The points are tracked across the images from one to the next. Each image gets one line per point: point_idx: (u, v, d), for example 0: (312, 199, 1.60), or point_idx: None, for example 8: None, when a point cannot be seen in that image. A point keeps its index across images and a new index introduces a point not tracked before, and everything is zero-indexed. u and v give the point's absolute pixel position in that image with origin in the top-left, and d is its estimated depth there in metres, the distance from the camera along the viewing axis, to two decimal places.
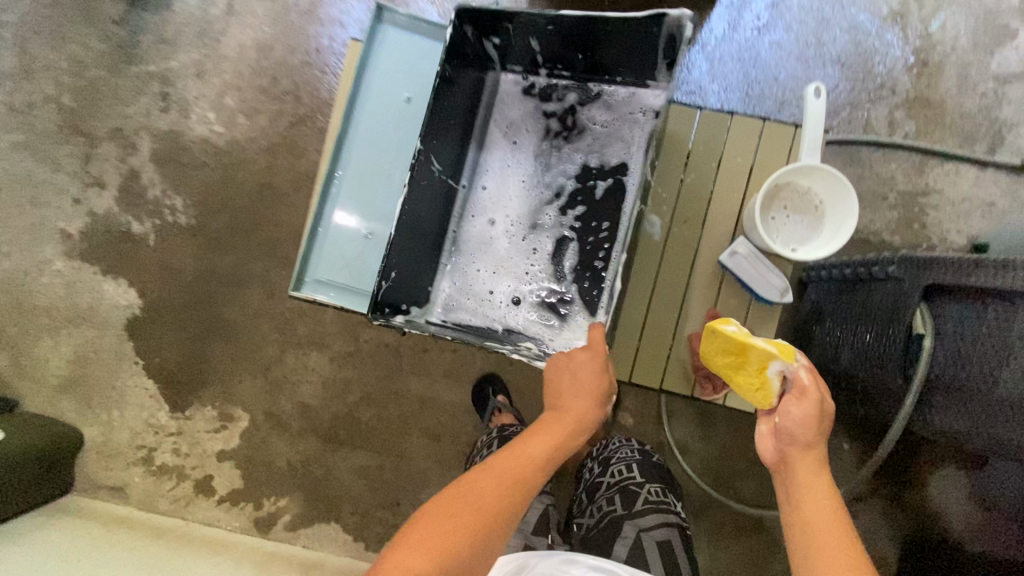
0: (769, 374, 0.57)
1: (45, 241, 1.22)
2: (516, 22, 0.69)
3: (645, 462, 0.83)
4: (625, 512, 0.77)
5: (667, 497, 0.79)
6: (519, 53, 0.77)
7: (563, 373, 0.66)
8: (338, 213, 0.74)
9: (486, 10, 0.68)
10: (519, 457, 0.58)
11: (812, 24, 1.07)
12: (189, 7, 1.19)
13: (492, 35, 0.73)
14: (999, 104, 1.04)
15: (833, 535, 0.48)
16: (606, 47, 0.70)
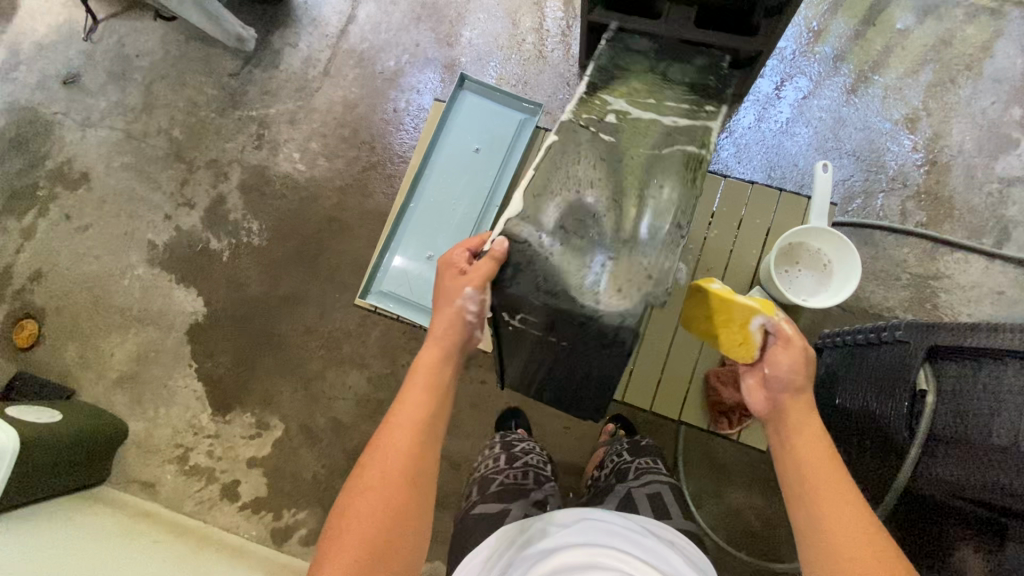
0: (752, 328, 0.65)
1: (133, 249, 1.38)
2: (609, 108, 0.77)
3: (635, 447, 0.92)
4: (619, 483, 0.84)
5: (657, 466, 0.86)
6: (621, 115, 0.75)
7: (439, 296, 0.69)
8: (406, 238, 0.86)
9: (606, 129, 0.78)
10: (410, 399, 0.65)
11: (830, 121, 1.21)
12: (293, 67, 1.42)
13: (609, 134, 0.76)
14: (1003, 203, 1.14)
15: (822, 469, 0.58)
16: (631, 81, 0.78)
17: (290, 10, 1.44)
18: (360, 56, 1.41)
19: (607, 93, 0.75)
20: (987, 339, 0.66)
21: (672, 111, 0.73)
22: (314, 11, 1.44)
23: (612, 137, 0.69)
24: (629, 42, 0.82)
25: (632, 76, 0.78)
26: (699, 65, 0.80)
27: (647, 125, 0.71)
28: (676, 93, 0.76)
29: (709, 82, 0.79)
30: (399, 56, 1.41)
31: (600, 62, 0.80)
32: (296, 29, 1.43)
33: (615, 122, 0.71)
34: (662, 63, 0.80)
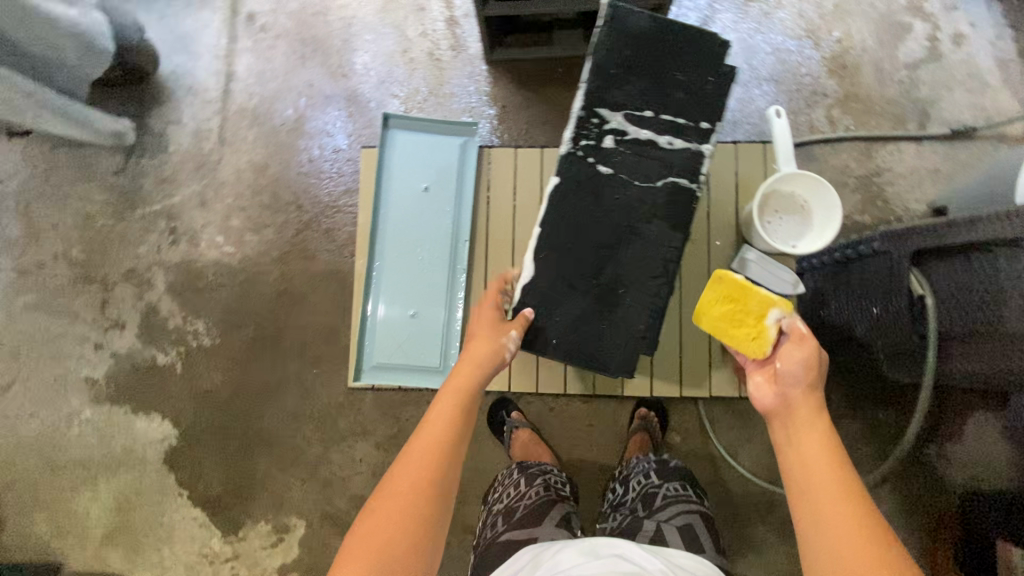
0: (769, 321, 0.69)
1: (72, 393, 1.23)
2: (607, 86, 0.68)
3: (663, 468, 0.90)
4: (647, 513, 0.81)
5: (687, 492, 0.84)
6: (623, 108, 0.68)
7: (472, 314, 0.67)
8: (382, 299, 0.79)
9: (609, 102, 0.68)
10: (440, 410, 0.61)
11: (740, 52, 1.23)
12: (184, 145, 1.28)
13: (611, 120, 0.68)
14: (915, 87, 1.19)
15: (829, 469, 0.57)
16: (641, 58, 0.67)
17: (160, 86, 1.30)
18: (253, 114, 1.30)
19: (604, 106, 0.68)
20: (972, 234, 0.66)
21: (671, 127, 0.68)
22: (187, 79, 1.30)
23: (609, 169, 0.68)
24: (633, 15, 0.67)
25: (633, 75, 0.68)
26: (715, 47, 0.67)
27: (643, 148, 0.68)
28: (678, 98, 0.68)
29: (716, 80, 0.67)
30: (296, 102, 1.31)
31: (600, 52, 0.67)
32: (173, 103, 1.29)
33: (612, 149, 0.68)
34: (666, 53, 0.67)
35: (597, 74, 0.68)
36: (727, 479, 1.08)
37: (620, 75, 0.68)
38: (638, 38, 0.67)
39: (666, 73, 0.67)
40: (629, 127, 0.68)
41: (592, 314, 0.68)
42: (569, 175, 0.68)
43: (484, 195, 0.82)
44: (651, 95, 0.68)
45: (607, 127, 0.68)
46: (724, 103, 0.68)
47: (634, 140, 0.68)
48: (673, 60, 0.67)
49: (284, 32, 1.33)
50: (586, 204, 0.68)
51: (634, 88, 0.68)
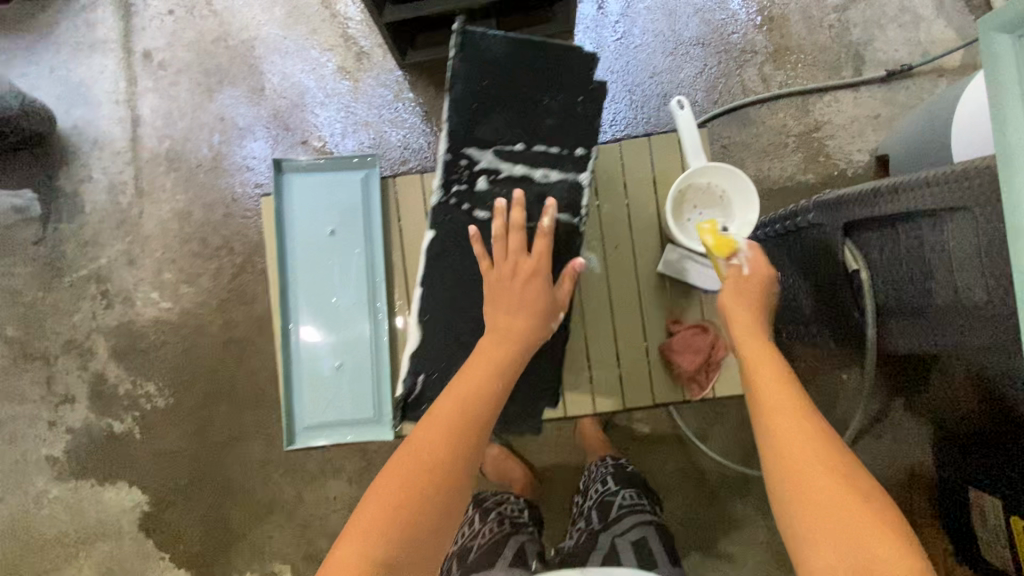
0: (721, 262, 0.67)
1: (35, 474, 1.21)
2: (471, 125, 0.68)
3: (619, 473, 0.93)
4: (604, 525, 0.84)
5: (642, 500, 0.87)
6: (490, 144, 0.68)
7: (504, 288, 0.65)
8: (305, 356, 0.75)
9: (477, 140, 0.68)
10: (461, 383, 0.61)
11: (662, 20, 1.17)
12: (100, 202, 1.22)
13: (482, 160, 0.69)
14: (847, 29, 1.13)
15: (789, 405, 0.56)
16: (500, 89, 0.67)
17: (64, 144, 1.22)
18: (167, 159, 1.23)
19: (472, 144, 0.68)
20: (893, 205, 0.63)
21: (544, 157, 0.68)
22: (91, 131, 1.23)
23: (487, 211, 0.69)
24: (486, 40, 0.66)
25: (496, 108, 0.68)
26: (580, 65, 0.67)
27: (518, 184, 0.69)
28: (549, 124, 0.68)
29: (584, 100, 0.68)
30: (210, 138, 1.23)
31: (459, 90, 0.67)
32: (81, 160, 1.22)
33: (486, 190, 0.69)
34: (527, 79, 0.67)
35: (460, 114, 0.68)
36: (699, 465, 1.07)
37: (483, 110, 0.68)
38: (495, 68, 0.67)
39: (531, 100, 0.67)
40: (500, 164, 0.68)
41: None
42: (446, 227, 0.69)
43: (396, 229, 0.77)
44: (518, 128, 0.68)
45: (478, 168, 0.69)
46: (595, 126, 0.68)
47: (508, 177, 0.69)
48: (534, 86, 0.67)
49: (185, 66, 1.25)
50: (468, 257, 0.70)
51: (499, 124, 0.68)
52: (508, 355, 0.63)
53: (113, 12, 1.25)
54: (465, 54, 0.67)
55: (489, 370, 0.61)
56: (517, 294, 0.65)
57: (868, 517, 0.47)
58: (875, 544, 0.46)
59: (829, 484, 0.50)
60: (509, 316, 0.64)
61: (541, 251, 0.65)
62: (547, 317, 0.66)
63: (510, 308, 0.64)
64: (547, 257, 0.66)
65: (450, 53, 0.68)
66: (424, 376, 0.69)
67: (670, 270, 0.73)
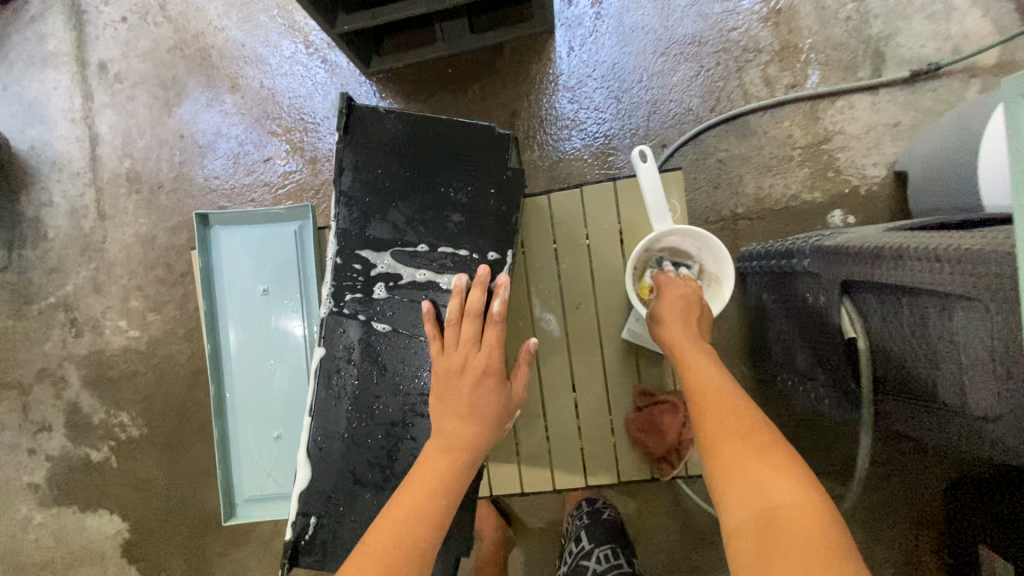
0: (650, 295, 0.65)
1: (19, 500, 1.21)
2: (366, 224, 0.62)
3: (593, 525, 0.87)
4: None
5: (618, 560, 0.79)
6: (387, 245, 0.62)
7: (458, 385, 0.56)
8: (243, 424, 0.70)
9: (375, 238, 0.62)
10: (409, 489, 0.53)
11: (652, 16, 1.04)
12: (62, 227, 1.17)
13: (377, 265, 0.62)
14: (866, 22, 0.98)
15: (716, 390, 0.54)
16: (395, 176, 0.61)
17: (24, 166, 1.18)
18: (128, 180, 1.17)
19: (366, 246, 0.62)
20: (897, 275, 0.53)
21: (449, 260, 0.61)
22: (50, 152, 1.18)
23: (386, 324, 0.62)
24: (378, 121, 0.61)
25: (395, 202, 0.61)
26: (490, 149, 0.61)
27: (421, 291, 0.62)
28: (456, 221, 0.61)
29: (497, 190, 0.61)
30: (171, 158, 1.17)
31: (354, 184, 0.61)
32: (41, 183, 1.18)
33: (385, 298, 0.62)
34: (426, 169, 0.61)
35: (355, 210, 0.62)
36: (686, 508, 1.00)
37: (384, 204, 0.62)
38: (394, 153, 0.62)
39: (434, 188, 0.61)
40: (400, 269, 0.62)
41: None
42: (335, 344, 0.62)
43: None
44: (420, 223, 0.61)
45: (376, 275, 0.62)
46: (509, 224, 0.61)
47: (408, 284, 0.62)
48: (434, 175, 0.61)
49: (141, 78, 1.17)
50: (369, 376, 0.62)
51: (396, 221, 0.61)
52: (457, 470, 0.54)
53: (63, 22, 1.17)
54: (356, 140, 0.62)
55: (428, 491, 0.52)
56: (465, 399, 0.56)
57: (771, 470, 0.46)
58: (777, 493, 0.44)
59: (739, 446, 0.49)
60: (456, 421, 0.56)
61: (492, 337, 0.57)
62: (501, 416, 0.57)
63: (460, 412, 0.56)
64: (499, 348, 0.58)
65: (338, 138, 0.62)
66: (315, 518, 0.60)
67: (639, 338, 0.67)
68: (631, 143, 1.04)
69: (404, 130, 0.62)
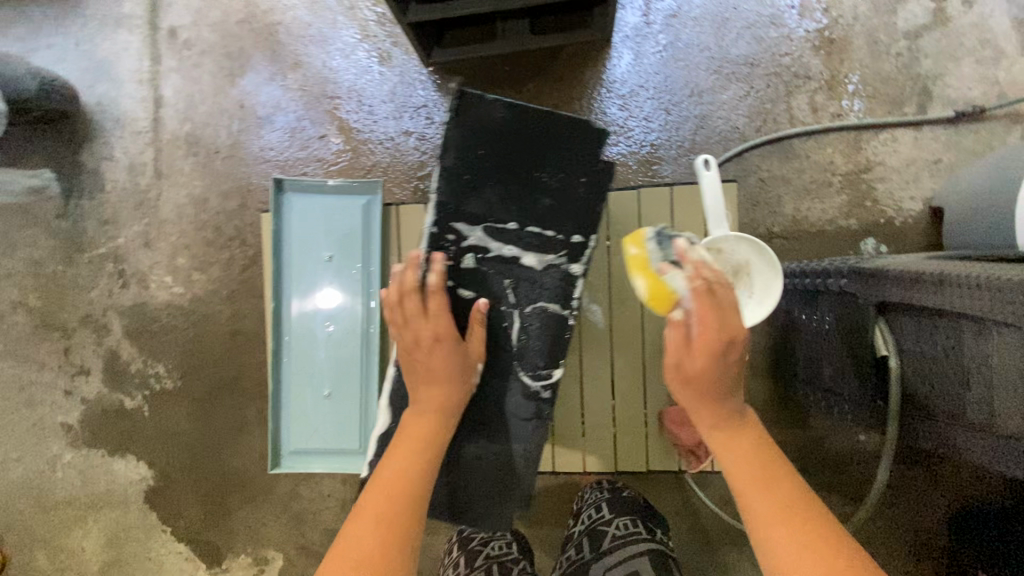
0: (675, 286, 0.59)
1: (50, 439, 1.26)
2: (461, 197, 0.64)
3: (614, 499, 0.91)
4: (593, 557, 0.84)
5: (637, 528, 0.86)
6: (480, 221, 0.64)
7: (417, 352, 0.63)
8: (295, 381, 0.74)
9: (468, 213, 0.64)
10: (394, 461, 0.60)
11: (709, 34, 1.08)
12: (119, 182, 1.22)
13: (470, 238, 0.65)
14: (916, 60, 1.02)
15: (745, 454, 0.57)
16: (496, 157, 0.63)
17: (87, 119, 1.22)
18: (187, 143, 1.22)
19: (461, 221, 0.64)
20: (934, 299, 0.57)
21: (536, 239, 0.65)
22: (114, 109, 1.22)
23: (470, 292, 0.66)
24: (486, 104, 0.62)
25: (491, 181, 0.64)
26: (588, 142, 0.63)
27: (507, 264, 0.66)
28: (545, 204, 0.65)
29: (587, 179, 0.64)
30: (230, 126, 1.21)
31: (456, 162, 0.63)
32: (103, 138, 1.22)
33: (472, 268, 0.65)
34: (525, 153, 0.63)
35: (455, 185, 0.63)
36: (695, 509, 1.04)
37: (480, 182, 0.63)
38: (495, 135, 0.63)
39: (532, 171, 0.64)
40: (489, 244, 0.65)
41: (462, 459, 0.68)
42: None
43: (394, 260, 0.75)
44: (514, 203, 0.64)
45: (467, 249, 0.65)
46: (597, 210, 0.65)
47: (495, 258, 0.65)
48: (532, 159, 0.63)
49: (209, 48, 1.22)
50: None
51: (492, 198, 0.64)
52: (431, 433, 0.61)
53: None
54: (461, 117, 0.63)
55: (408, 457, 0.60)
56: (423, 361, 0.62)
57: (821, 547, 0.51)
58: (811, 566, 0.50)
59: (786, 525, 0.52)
60: (427, 388, 0.63)
61: (434, 304, 0.62)
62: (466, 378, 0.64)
63: (427, 373, 0.63)
64: (446, 315, 0.63)
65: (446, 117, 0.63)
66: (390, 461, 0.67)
67: None
68: (677, 155, 1.07)
69: (510, 114, 0.62)
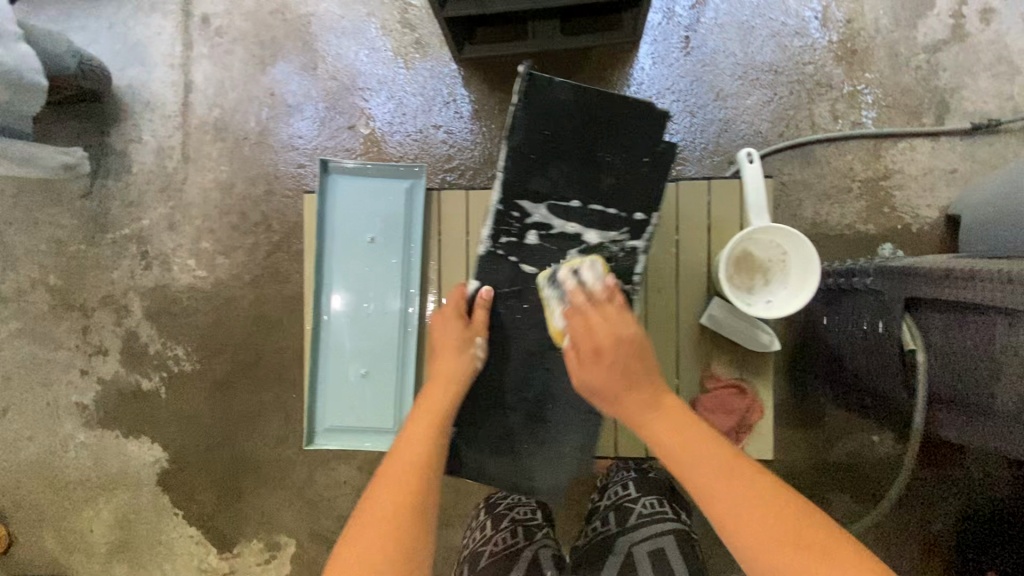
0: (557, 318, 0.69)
1: (64, 418, 1.26)
2: (528, 177, 0.68)
3: (641, 479, 0.96)
4: (620, 531, 0.90)
5: (662, 508, 0.92)
6: (544, 198, 0.69)
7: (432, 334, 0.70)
8: (333, 359, 0.75)
9: (534, 192, 0.68)
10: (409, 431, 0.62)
11: (735, 41, 1.11)
12: (147, 164, 1.23)
13: (535, 215, 0.70)
14: (935, 73, 1.05)
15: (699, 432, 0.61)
16: (563, 138, 0.66)
17: (116, 101, 1.23)
18: (215, 128, 1.23)
19: (526, 199, 0.69)
20: (964, 292, 0.59)
21: (597, 218, 0.69)
22: (144, 92, 1.23)
23: (534, 266, 0.72)
24: (553, 88, 0.65)
25: (555, 161, 0.67)
26: (653, 125, 0.66)
27: (569, 241, 0.71)
28: (608, 184, 0.68)
29: (650, 160, 0.67)
30: (259, 112, 1.22)
31: (526, 144, 0.66)
32: (132, 120, 1.23)
33: (537, 243, 0.71)
34: (592, 135, 0.66)
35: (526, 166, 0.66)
36: None
37: (546, 162, 0.67)
38: (563, 118, 0.66)
39: (596, 153, 0.67)
40: (553, 221, 0.70)
41: (523, 428, 0.74)
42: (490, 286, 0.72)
43: (434, 243, 0.76)
44: (578, 182, 0.68)
45: (531, 224, 0.70)
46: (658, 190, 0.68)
47: (558, 234, 0.70)
48: (598, 141, 0.67)
49: (241, 36, 1.23)
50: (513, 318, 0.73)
51: (558, 178, 0.68)
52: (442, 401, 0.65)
53: None
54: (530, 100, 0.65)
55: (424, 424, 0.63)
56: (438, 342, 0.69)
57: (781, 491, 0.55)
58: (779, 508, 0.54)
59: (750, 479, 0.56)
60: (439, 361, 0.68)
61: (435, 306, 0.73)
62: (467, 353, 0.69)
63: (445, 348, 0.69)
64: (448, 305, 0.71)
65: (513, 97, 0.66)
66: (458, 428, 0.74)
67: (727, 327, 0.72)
68: (701, 157, 1.10)
69: (576, 97, 0.65)
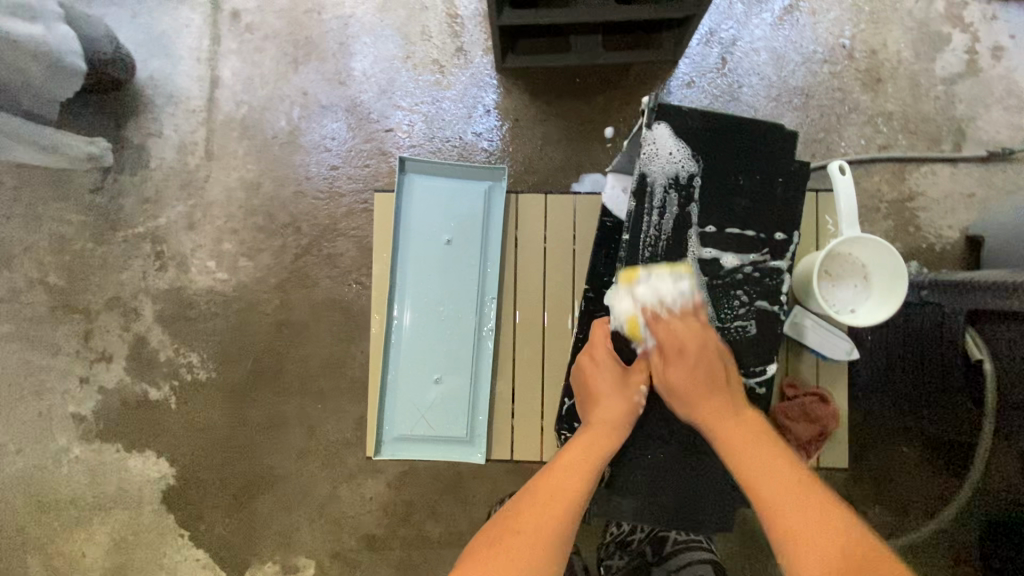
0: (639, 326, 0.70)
1: (58, 431, 1.15)
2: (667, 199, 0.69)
3: None
4: (656, 560, 0.92)
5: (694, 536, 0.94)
6: (683, 221, 0.70)
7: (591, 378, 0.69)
8: (403, 362, 0.76)
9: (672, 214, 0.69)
10: (568, 467, 0.63)
11: (769, 63, 1.16)
12: (167, 160, 1.17)
13: (678, 238, 0.70)
14: (952, 104, 1.12)
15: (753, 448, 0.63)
16: (699, 161, 0.69)
17: (136, 94, 1.17)
18: (242, 125, 1.18)
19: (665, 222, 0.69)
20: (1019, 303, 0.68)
21: (737, 239, 0.70)
22: (168, 86, 1.18)
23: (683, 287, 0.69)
24: (680, 114, 0.69)
25: (694, 183, 0.69)
26: (778, 149, 0.69)
27: (708, 265, 0.70)
28: (743, 205, 0.69)
29: (783, 179, 0.69)
30: (289, 112, 1.19)
31: (672, 167, 0.69)
32: (153, 113, 1.17)
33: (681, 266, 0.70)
34: (726, 158, 0.69)
35: (672, 187, 0.69)
36: (747, 517, 1.05)
37: (689, 184, 0.69)
38: (700, 143, 0.69)
39: (731, 175, 0.69)
40: (693, 244, 0.70)
41: (675, 463, 0.70)
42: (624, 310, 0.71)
43: (510, 247, 0.78)
44: (715, 203, 0.69)
45: (683, 248, 0.70)
46: (794, 207, 0.70)
47: (704, 257, 0.70)
48: (731, 163, 0.69)
49: (274, 33, 1.19)
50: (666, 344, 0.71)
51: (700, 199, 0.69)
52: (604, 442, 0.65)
53: None
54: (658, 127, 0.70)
55: (582, 457, 0.64)
56: (597, 388, 0.68)
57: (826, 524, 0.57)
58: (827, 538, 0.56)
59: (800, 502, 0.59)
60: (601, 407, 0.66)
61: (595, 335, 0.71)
62: (628, 397, 0.67)
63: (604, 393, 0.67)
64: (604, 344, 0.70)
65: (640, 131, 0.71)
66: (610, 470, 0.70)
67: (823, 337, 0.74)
68: None
69: (703, 123, 0.69)
